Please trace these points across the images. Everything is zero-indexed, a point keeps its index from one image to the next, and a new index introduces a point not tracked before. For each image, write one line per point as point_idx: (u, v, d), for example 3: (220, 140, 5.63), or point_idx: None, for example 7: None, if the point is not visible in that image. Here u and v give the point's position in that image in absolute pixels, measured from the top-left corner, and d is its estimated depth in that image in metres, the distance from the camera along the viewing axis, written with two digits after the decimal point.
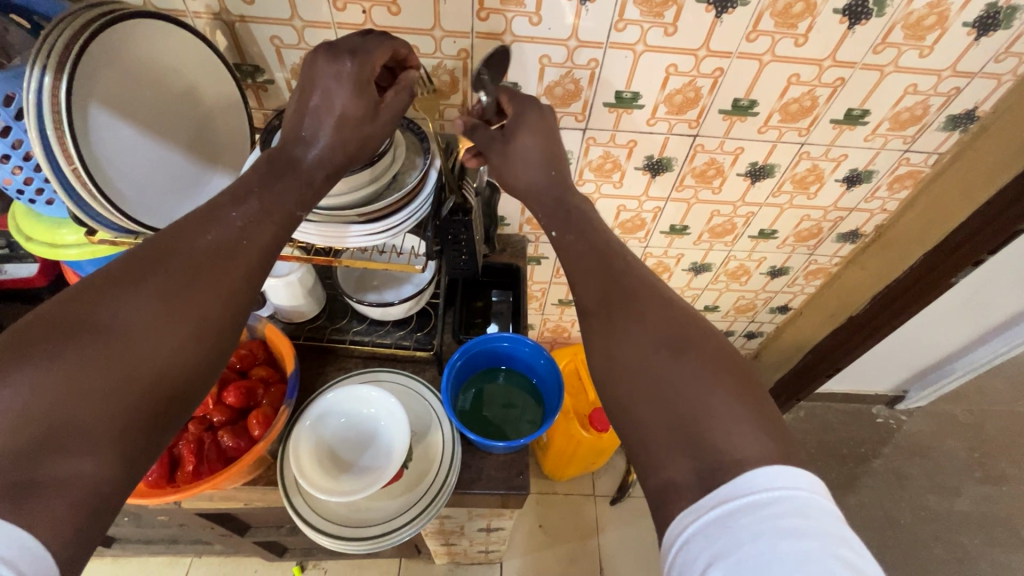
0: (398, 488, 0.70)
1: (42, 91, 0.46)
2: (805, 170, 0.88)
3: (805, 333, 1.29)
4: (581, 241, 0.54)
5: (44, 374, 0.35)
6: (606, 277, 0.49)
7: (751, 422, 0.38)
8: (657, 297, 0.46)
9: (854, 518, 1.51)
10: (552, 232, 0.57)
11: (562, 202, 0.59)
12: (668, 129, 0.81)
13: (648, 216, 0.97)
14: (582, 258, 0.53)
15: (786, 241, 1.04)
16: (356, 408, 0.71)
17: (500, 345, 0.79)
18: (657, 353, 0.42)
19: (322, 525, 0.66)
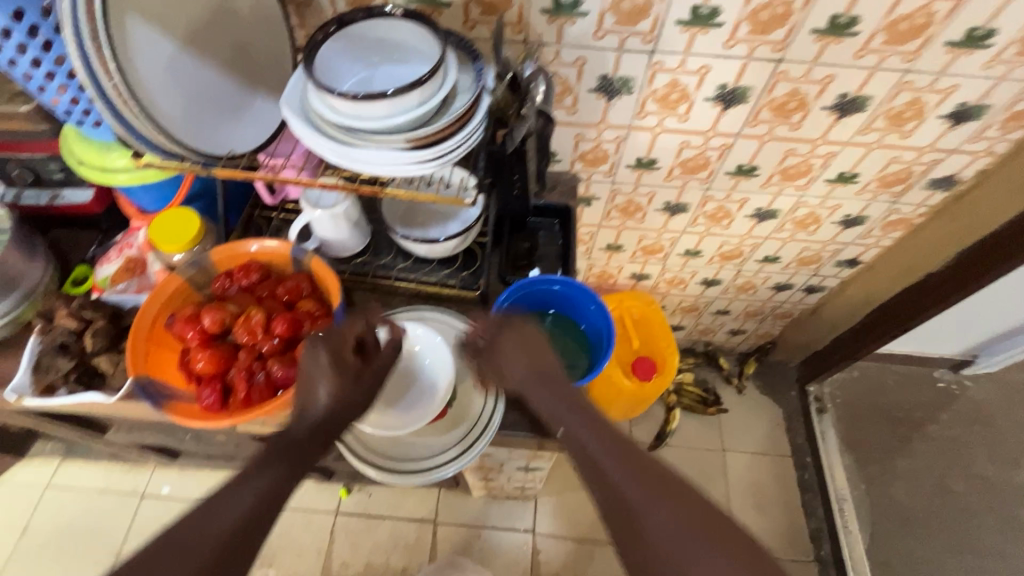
0: (442, 426, 0.70)
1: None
2: (904, 104, 0.77)
3: (873, 289, 1.20)
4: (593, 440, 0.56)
5: None
6: (632, 472, 0.53)
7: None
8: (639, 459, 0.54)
9: (902, 482, 1.47)
10: (559, 429, 0.59)
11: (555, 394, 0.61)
12: (749, 53, 0.71)
13: (713, 154, 0.89)
14: (595, 446, 0.56)
15: (868, 187, 0.94)
16: (403, 347, 0.71)
17: (552, 289, 0.76)
18: (698, 554, 0.48)
19: (367, 457, 0.67)
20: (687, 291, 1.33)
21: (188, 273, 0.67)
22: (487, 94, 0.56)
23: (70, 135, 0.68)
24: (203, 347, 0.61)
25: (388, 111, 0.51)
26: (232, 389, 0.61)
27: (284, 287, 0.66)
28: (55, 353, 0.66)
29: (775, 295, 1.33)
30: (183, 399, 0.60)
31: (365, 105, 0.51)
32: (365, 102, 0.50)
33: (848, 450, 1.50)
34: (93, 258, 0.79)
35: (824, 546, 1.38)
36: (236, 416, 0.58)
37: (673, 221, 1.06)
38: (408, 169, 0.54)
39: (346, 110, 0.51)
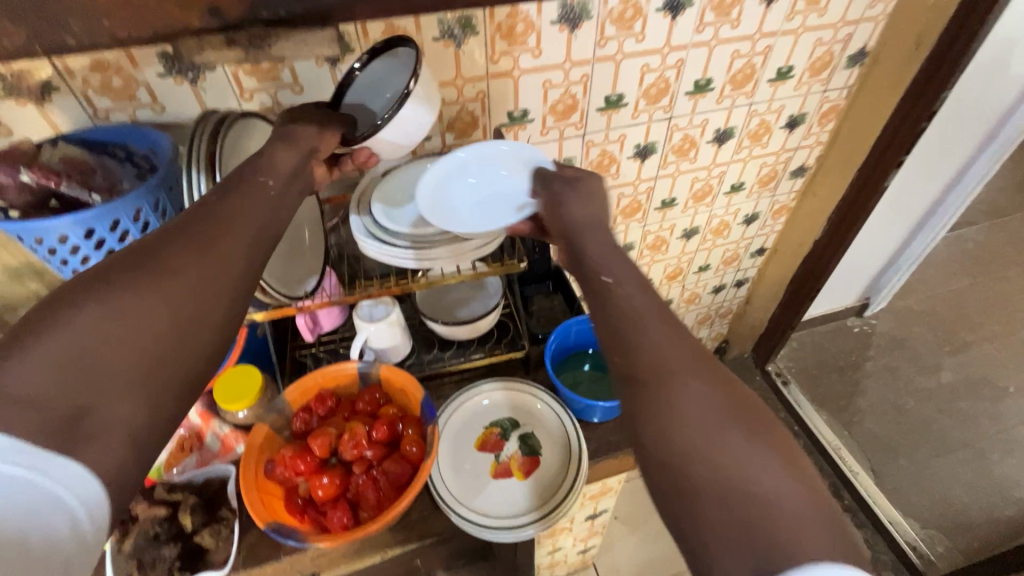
0: (540, 473, 0.75)
1: (203, 193, 0.54)
2: (757, 125, 1.07)
3: (782, 267, 1.48)
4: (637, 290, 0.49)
5: (28, 355, 0.38)
6: (671, 329, 0.46)
7: (797, 481, 0.38)
8: (691, 339, 0.46)
9: (870, 416, 1.70)
10: (602, 273, 0.52)
11: (611, 250, 0.55)
12: (649, 118, 0.96)
13: (643, 196, 1.12)
14: (637, 289, 0.49)
15: (753, 189, 1.22)
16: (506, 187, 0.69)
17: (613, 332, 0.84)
18: (725, 423, 0.40)
19: (491, 522, 0.70)
20: None
21: (269, 419, 0.70)
22: None
23: None
24: (318, 475, 0.64)
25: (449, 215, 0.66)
26: (357, 503, 0.64)
27: (363, 401, 0.72)
28: (153, 545, 0.64)
29: (715, 298, 1.57)
30: (313, 531, 0.62)
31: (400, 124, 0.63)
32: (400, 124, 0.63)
33: (819, 408, 1.73)
34: None
35: (846, 496, 1.55)
36: (376, 522, 0.61)
37: None
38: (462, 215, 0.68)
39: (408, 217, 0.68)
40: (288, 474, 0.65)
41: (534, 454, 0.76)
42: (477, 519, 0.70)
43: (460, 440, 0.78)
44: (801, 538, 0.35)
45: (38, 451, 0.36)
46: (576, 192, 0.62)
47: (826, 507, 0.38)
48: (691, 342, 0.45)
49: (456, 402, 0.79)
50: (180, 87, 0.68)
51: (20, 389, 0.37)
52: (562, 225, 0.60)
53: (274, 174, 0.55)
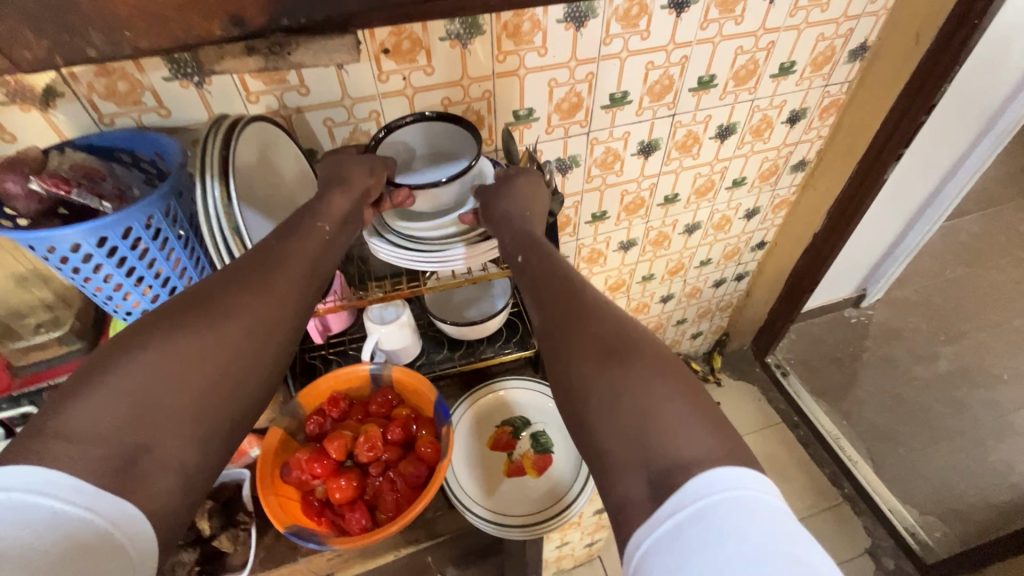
0: (551, 471, 0.76)
1: (216, 199, 0.53)
2: (759, 120, 1.07)
3: (782, 260, 1.49)
4: (543, 265, 0.58)
5: (98, 391, 0.42)
6: (566, 290, 0.54)
7: (674, 381, 0.44)
8: (589, 300, 0.52)
9: (868, 405, 1.72)
10: (518, 257, 0.61)
11: (527, 241, 0.62)
12: (653, 115, 0.96)
13: (646, 193, 1.12)
14: (540, 267, 0.58)
15: (754, 183, 1.23)
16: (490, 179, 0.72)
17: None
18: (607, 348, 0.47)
19: (508, 522, 0.71)
20: (651, 313, 1.53)
21: (283, 423, 0.70)
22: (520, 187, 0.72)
23: None
24: (335, 478, 0.64)
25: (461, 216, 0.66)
26: (375, 505, 0.64)
27: (376, 403, 0.72)
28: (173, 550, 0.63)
29: (715, 292, 1.58)
30: (332, 533, 0.62)
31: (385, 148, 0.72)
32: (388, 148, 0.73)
33: (818, 398, 1.75)
34: None
35: (845, 484, 1.57)
36: (395, 523, 0.62)
37: (628, 255, 1.27)
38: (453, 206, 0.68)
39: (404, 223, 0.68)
40: (305, 477, 0.65)
41: (547, 452, 0.78)
42: (492, 514, 0.71)
43: (475, 437, 0.79)
44: (683, 444, 0.40)
45: (96, 490, 0.38)
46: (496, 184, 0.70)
47: (710, 413, 0.42)
48: (587, 301, 0.52)
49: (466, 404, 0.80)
50: (186, 90, 0.67)
51: (90, 424, 0.40)
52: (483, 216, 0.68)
53: (329, 219, 0.62)
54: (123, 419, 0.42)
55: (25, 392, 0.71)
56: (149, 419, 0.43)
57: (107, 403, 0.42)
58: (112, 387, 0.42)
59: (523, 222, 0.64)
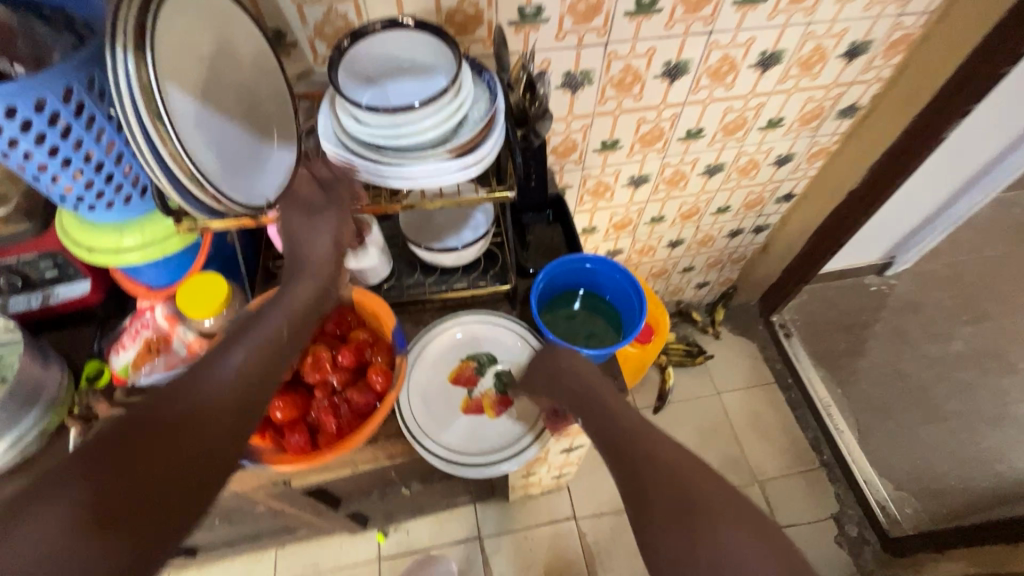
0: (510, 415, 0.73)
1: (129, 76, 0.44)
2: (810, 51, 0.92)
3: (808, 216, 1.37)
4: (601, 419, 0.61)
5: (61, 504, 0.39)
6: (629, 450, 0.57)
7: (758, 543, 0.47)
8: (656, 457, 0.55)
9: (868, 377, 1.67)
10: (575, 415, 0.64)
11: (583, 388, 0.65)
12: (685, 30, 0.82)
13: (666, 124, 1.00)
14: (600, 420, 0.62)
15: (792, 127, 1.09)
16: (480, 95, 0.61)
17: (613, 278, 0.77)
18: (681, 514, 0.50)
19: (455, 458, 0.69)
20: (656, 256, 1.45)
21: None
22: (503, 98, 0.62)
23: (71, 222, 0.65)
24: (278, 396, 0.62)
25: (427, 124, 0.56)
26: (317, 428, 0.62)
27: (333, 323, 0.68)
28: None
29: (729, 243, 1.48)
30: (270, 451, 0.60)
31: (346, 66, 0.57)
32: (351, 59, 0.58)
33: (817, 364, 1.69)
34: (102, 351, 0.76)
35: (825, 451, 1.55)
36: (334, 448, 0.60)
37: (638, 192, 1.17)
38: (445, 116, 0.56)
39: (381, 124, 0.55)
40: None
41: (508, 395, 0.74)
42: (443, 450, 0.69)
43: (435, 368, 0.75)
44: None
45: None
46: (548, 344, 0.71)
47: (789, 556, 0.47)
48: (655, 460, 0.55)
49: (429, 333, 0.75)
50: None
51: (56, 532, 0.38)
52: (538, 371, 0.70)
53: (314, 264, 0.61)
54: (101, 521, 0.40)
55: None
56: (135, 511, 0.41)
57: (78, 513, 0.39)
58: (77, 493, 0.40)
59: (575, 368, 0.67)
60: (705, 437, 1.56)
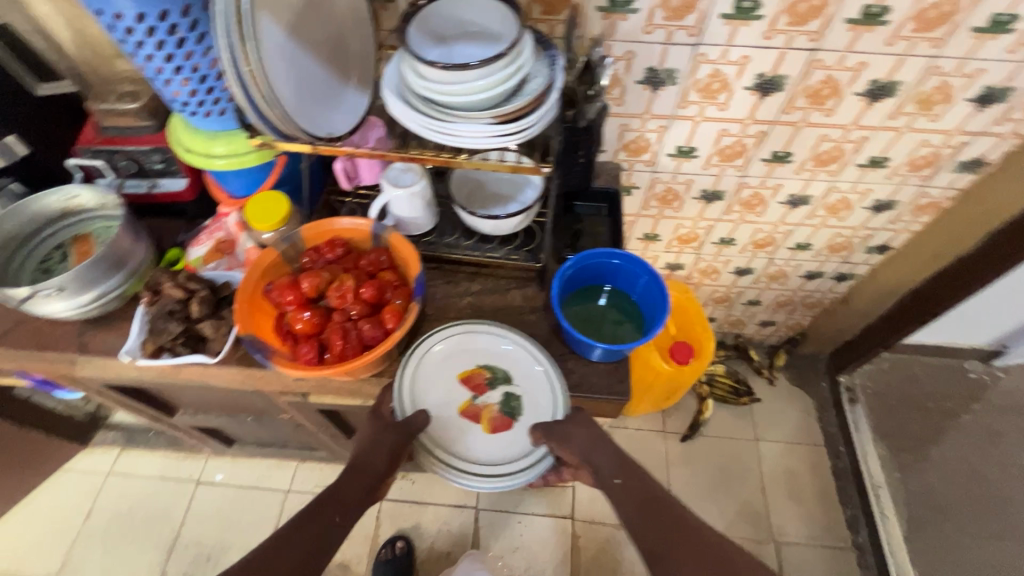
0: (503, 434, 0.70)
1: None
2: (933, 88, 0.82)
3: (902, 275, 1.24)
4: (639, 490, 0.70)
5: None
6: (665, 526, 0.67)
7: None
8: (678, 522, 0.67)
9: (937, 470, 1.49)
10: (613, 477, 0.71)
11: (616, 459, 0.72)
12: (786, 43, 0.78)
13: (750, 141, 0.95)
14: (638, 496, 0.69)
15: (898, 171, 0.99)
16: (541, 70, 0.64)
17: (641, 278, 0.76)
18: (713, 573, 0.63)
19: (436, 455, 0.68)
20: (720, 281, 1.38)
21: (281, 247, 0.74)
22: (559, 79, 0.64)
23: (179, 125, 0.76)
24: (302, 309, 0.68)
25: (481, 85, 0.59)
26: (327, 346, 0.68)
27: (367, 259, 0.73)
28: (166, 318, 0.73)
29: (805, 285, 1.37)
30: (282, 355, 0.67)
31: (419, 24, 0.63)
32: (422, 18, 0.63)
33: (879, 439, 1.53)
34: (184, 242, 0.87)
35: (862, 533, 1.40)
36: (336, 367, 0.65)
37: (709, 209, 1.12)
38: (493, 80, 0.59)
39: (434, 78, 0.59)
40: (279, 299, 0.70)
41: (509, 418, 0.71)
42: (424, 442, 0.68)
43: (449, 361, 0.74)
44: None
45: None
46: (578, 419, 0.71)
47: None
48: (681, 523, 0.67)
49: (451, 333, 0.74)
50: None
51: None
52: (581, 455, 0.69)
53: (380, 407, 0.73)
54: None
55: (102, 149, 0.81)
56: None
57: None
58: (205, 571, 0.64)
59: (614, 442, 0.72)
60: (729, 480, 1.48)
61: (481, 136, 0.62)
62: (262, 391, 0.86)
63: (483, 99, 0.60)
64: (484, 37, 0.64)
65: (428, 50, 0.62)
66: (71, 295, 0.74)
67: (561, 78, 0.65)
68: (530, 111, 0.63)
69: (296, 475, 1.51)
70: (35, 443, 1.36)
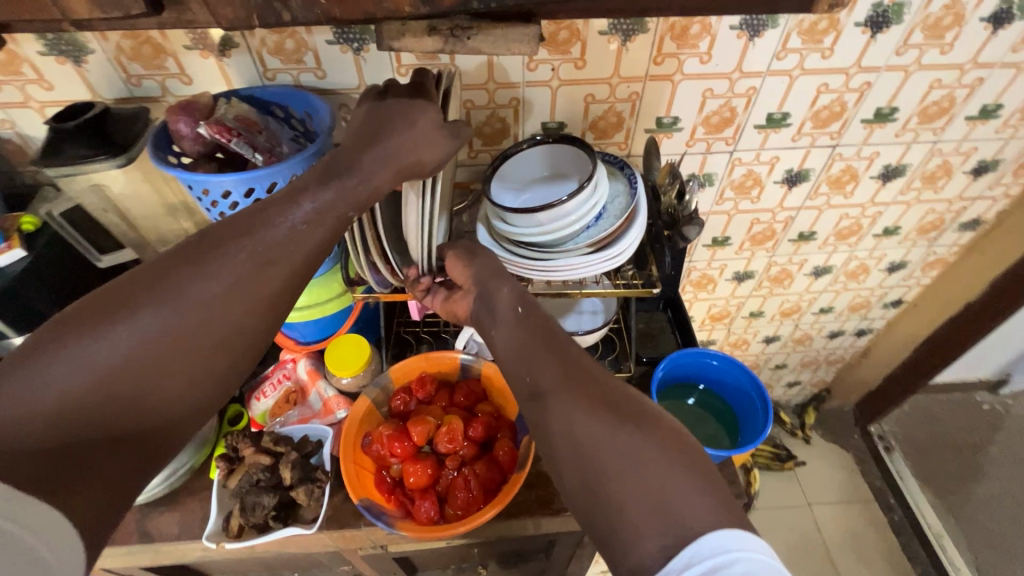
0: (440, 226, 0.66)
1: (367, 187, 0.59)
2: (936, 166, 0.92)
3: (918, 324, 1.31)
4: (534, 327, 0.55)
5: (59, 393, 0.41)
6: (570, 364, 0.50)
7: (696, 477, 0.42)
8: (591, 367, 0.50)
9: (985, 508, 1.51)
10: (517, 307, 0.56)
11: (519, 296, 0.58)
12: (811, 143, 0.86)
13: (779, 226, 1.02)
14: (534, 338, 0.53)
15: (908, 236, 1.08)
16: (619, 191, 0.66)
17: (737, 379, 0.77)
18: (619, 423, 0.45)
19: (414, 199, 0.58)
20: (749, 351, 1.41)
21: (371, 393, 0.72)
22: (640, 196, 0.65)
23: None
24: (413, 462, 0.64)
25: (568, 219, 0.60)
26: (444, 499, 0.64)
27: (462, 394, 0.72)
28: (256, 492, 0.66)
29: (828, 343, 1.42)
30: (400, 515, 0.63)
31: (499, 183, 0.69)
32: (502, 174, 0.69)
33: (923, 484, 1.54)
34: (243, 395, 0.82)
35: None
36: (462, 522, 0.61)
37: (740, 287, 1.17)
38: (574, 214, 0.60)
39: (518, 222, 0.62)
40: (383, 453, 0.66)
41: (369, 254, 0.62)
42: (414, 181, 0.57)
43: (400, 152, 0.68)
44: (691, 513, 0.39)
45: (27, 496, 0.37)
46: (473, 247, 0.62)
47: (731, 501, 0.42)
48: (590, 366, 0.50)
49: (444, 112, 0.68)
50: (344, 55, 0.68)
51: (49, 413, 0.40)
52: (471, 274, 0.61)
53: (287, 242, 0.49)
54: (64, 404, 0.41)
55: None
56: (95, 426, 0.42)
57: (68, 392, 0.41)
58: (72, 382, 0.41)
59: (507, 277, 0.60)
60: (795, 552, 1.43)
61: (576, 268, 0.61)
62: (341, 551, 0.78)
63: (570, 232, 0.61)
64: (559, 173, 0.69)
65: (507, 195, 0.68)
66: None
67: (642, 197, 0.65)
68: (620, 234, 0.63)
69: None
70: None
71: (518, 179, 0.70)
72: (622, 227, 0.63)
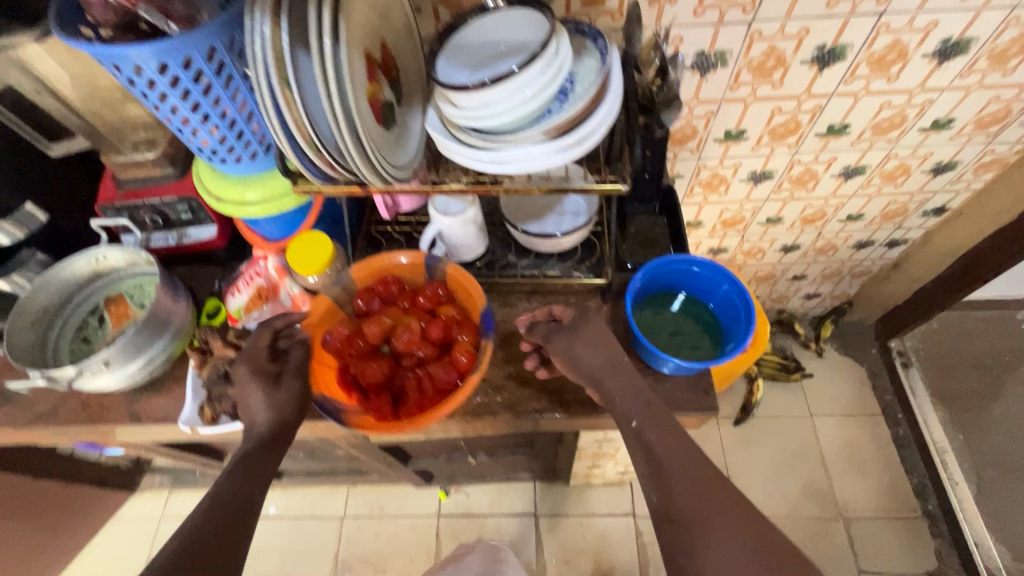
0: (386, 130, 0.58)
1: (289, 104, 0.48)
2: (1009, 41, 0.76)
3: (961, 235, 1.18)
4: (657, 439, 0.58)
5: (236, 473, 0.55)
6: (698, 486, 0.53)
7: None
8: (715, 488, 0.53)
9: (1001, 427, 1.46)
10: (632, 420, 0.60)
11: (640, 400, 0.61)
12: (851, 10, 0.71)
13: (805, 117, 0.88)
14: (659, 450, 0.57)
15: (962, 131, 0.92)
16: (590, 69, 0.56)
17: (720, 286, 0.72)
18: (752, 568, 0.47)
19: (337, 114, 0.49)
20: (764, 260, 1.33)
21: (333, 292, 0.70)
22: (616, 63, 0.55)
23: (206, 174, 0.71)
24: (366, 359, 0.64)
25: (528, 98, 0.51)
26: (399, 397, 0.64)
27: (425, 295, 0.69)
28: (221, 382, 0.69)
29: (855, 254, 1.31)
30: (356, 412, 0.63)
31: (446, 56, 0.57)
32: (450, 49, 0.58)
33: (938, 401, 1.49)
34: (221, 290, 0.82)
35: (931, 499, 1.38)
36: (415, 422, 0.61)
37: (757, 190, 1.06)
38: (530, 90, 0.51)
39: (468, 104, 0.52)
40: (340, 351, 0.65)
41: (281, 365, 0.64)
42: (333, 73, 0.46)
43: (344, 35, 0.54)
44: None
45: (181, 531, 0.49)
46: (580, 339, 0.65)
47: None
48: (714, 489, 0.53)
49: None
50: None
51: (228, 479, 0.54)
52: (585, 374, 0.64)
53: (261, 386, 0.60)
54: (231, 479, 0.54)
55: (125, 205, 0.76)
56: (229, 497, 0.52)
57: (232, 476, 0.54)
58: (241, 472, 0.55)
59: (627, 379, 0.63)
60: (791, 461, 1.44)
61: (539, 158, 0.54)
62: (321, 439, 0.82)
63: (526, 113, 0.53)
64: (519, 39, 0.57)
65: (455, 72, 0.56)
66: (119, 366, 0.69)
67: (614, 72, 0.55)
68: (588, 115, 0.54)
69: (349, 500, 1.48)
70: (86, 497, 1.35)
71: (472, 50, 0.57)
72: (590, 108, 0.54)
